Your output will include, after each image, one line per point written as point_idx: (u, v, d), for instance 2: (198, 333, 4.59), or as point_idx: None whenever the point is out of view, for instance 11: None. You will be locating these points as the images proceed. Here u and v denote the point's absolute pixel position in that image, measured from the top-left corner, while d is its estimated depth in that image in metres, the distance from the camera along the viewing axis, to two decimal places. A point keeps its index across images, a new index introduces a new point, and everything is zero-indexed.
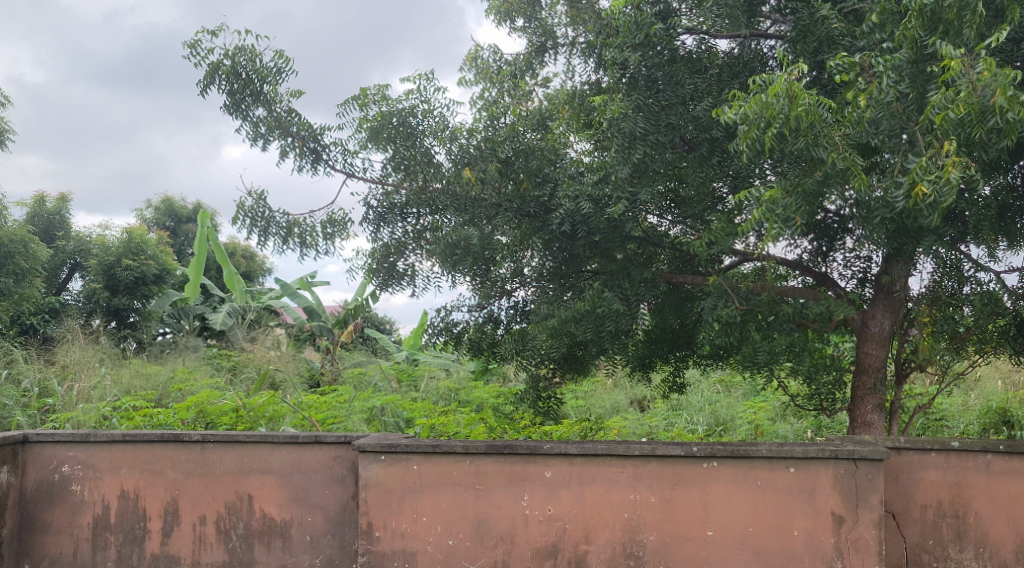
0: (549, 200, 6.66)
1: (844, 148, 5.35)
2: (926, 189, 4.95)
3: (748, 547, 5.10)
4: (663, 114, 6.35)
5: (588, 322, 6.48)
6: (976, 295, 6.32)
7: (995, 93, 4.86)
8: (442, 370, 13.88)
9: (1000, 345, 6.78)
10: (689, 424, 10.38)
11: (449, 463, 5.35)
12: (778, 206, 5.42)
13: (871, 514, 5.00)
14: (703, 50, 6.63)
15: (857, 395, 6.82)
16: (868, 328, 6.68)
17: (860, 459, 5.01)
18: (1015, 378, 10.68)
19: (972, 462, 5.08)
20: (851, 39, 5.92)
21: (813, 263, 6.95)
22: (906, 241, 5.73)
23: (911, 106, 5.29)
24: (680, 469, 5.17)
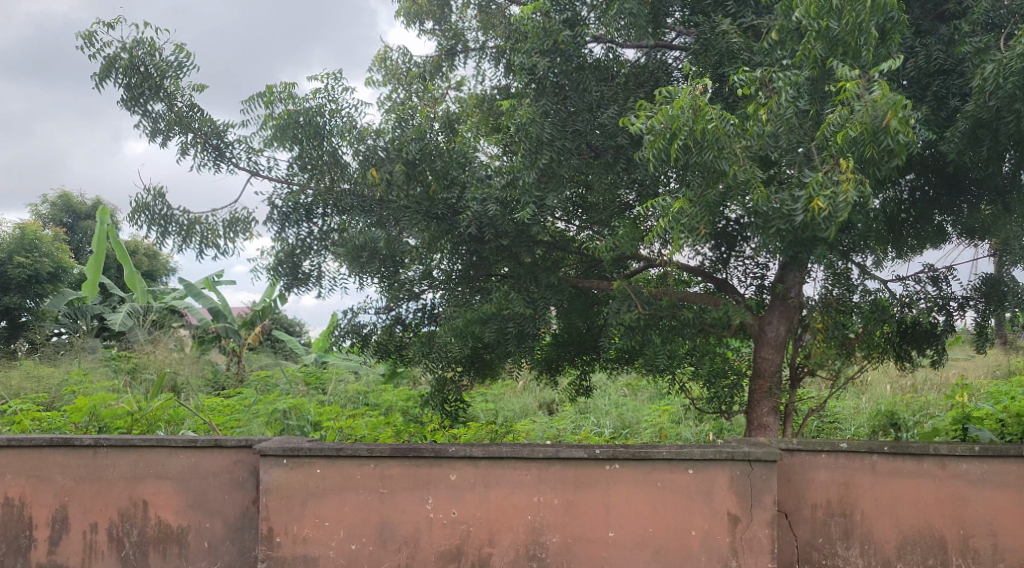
0: (457, 202, 6.61)
1: (745, 160, 5.49)
2: (822, 205, 5.18)
3: (648, 548, 5.21)
4: (570, 121, 6.49)
5: (495, 324, 6.53)
6: (865, 304, 6.57)
7: (886, 114, 5.13)
8: (351, 373, 13.79)
9: (885, 351, 7.08)
10: (596, 428, 10.55)
11: (353, 466, 5.32)
12: (685, 216, 5.55)
13: (765, 514, 5.16)
14: (610, 58, 6.75)
15: (754, 398, 7.04)
16: (765, 333, 6.91)
17: (755, 460, 5.17)
18: (903, 381, 11.24)
19: (860, 462, 5.29)
20: (749, 54, 6.10)
21: (714, 270, 7.13)
22: (801, 249, 5.90)
23: (808, 122, 5.56)
24: (582, 471, 5.25)
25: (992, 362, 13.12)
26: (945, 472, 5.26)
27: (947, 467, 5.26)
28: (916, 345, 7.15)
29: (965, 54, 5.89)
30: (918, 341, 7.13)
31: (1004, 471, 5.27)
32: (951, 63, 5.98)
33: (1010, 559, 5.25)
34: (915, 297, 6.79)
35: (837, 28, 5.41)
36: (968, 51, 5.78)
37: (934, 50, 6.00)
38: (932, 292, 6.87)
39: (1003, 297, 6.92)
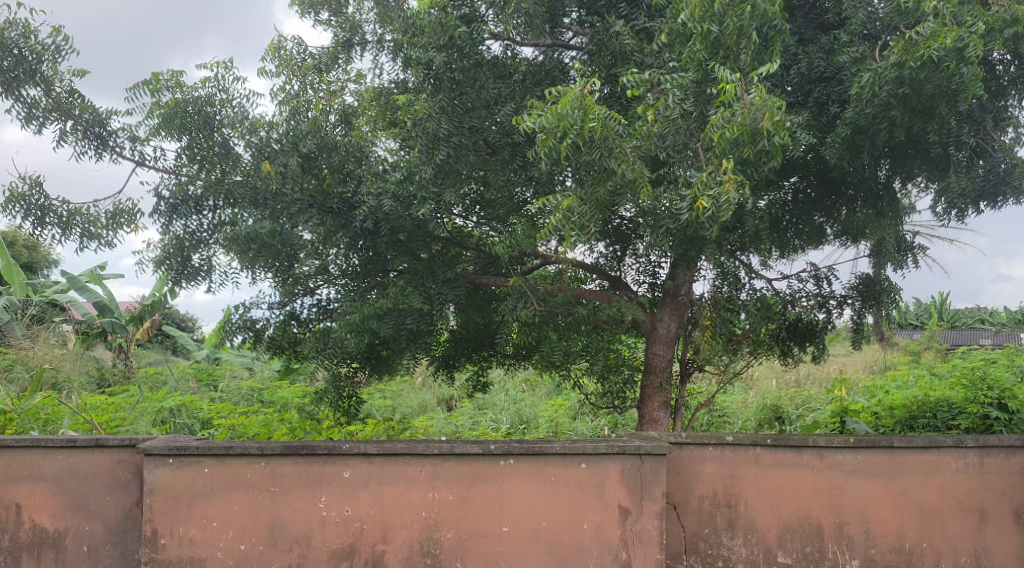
0: (352, 196, 6.54)
1: (634, 160, 5.58)
2: (706, 203, 5.32)
3: (541, 542, 5.26)
4: (467, 117, 6.50)
5: (391, 319, 6.46)
6: (751, 302, 6.91)
7: (763, 116, 5.33)
8: (245, 370, 13.50)
9: (770, 348, 7.34)
10: (492, 423, 10.63)
11: (243, 464, 5.20)
12: (574, 214, 5.66)
13: (654, 506, 5.27)
14: (507, 56, 6.78)
15: (645, 393, 7.19)
16: (657, 330, 7.06)
17: (645, 454, 5.28)
18: (788, 376, 11.67)
19: (744, 454, 5.47)
20: (642, 56, 6.20)
21: (609, 267, 7.29)
22: (691, 248, 6.05)
23: (693, 123, 5.68)
24: (477, 467, 5.26)
25: (869, 358, 13.79)
26: (823, 463, 5.48)
27: (825, 458, 5.48)
28: (797, 342, 7.37)
29: (844, 63, 6.14)
30: (799, 338, 7.34)
31: (876, 461, 5.50)
32: (831, 71, 6.21)
33: (880, 545, 5.48)
34: (798, 296, 7.07)
35: (718, 31, 5.58)
36: (847, 60, 6.05)
37: (816, 58, 6.23)
38: (813, 290, 7.15)
39: (879, 295, 7.24)
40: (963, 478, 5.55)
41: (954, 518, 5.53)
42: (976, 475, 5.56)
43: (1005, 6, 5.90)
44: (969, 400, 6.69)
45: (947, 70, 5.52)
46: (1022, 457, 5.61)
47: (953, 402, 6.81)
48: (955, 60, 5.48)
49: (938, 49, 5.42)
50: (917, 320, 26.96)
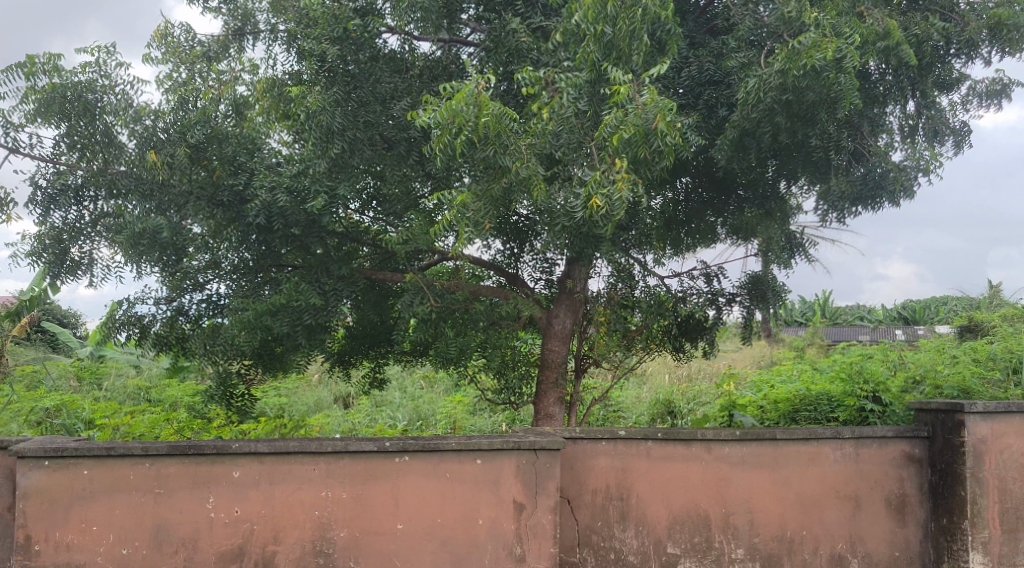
0: (244, 189, 6.37)
1: (528, 157, 5.64)
2: (600, 202, 5.40)
3: (435, 538, 5.22)
4: (361, 111, 6.39)
5: (285, 316, 6.31)
6: (645, 299, 6.99)
7: (655, 118, 5.44)
8: (131, 368, 13.05)
9: (662, 343, 7.50)
10: (390, 421, 10.58)
11: (125, 465, 5.02)
12: (469, 210, 5.66)
13: (548, 500, 5.30)
14: (405, 50, 6.74)
15: (541, 389, 7.23)
16: (552, 326, 7.11)
17: (539, 449, 5.30)
18: (680, 371, 11.98)
19: (636, 449, 5.57)
20: (537, 54, 6.29)
21: (506, 263, 7.32)
22: (587, 247, 6.13)
23: (587, 122, 5.80)
24: (371, 465, 5.20)
25: (758, 354, 14.30)
26: (711, 455, 5.64)
27: (712, 451, 5.65)
28: (689, 338, 7.52)
29: (732, 68, 6.31)
30: (692, 333, 7.50)
31: (760, 452, 5.70)
32: (720, 75, 6.38)
33: (764, 534, 5.66)
34: (689, 293, 7.26)
35: (611, 33, 5.67)
36: (735, 65, 6.21)
37: (705, 62, 6.40)
38: (704, 288, 7.35)
39: (766, 294, 7.49)
40: (840, 468, 5.78)
41: (832, 506, 5.75)
42: (851, 464, 5.80)
43: (880, 19, 6.19)
44: (847, 394, 6.90)
45: (826, 79, 5.74)
46: (895, 447, 5.87)
47: (832, 394, 7.01)
48: (834, 70, 5.72)
49: (820, 58, 5.63)
50: (802, 316, 28.04)
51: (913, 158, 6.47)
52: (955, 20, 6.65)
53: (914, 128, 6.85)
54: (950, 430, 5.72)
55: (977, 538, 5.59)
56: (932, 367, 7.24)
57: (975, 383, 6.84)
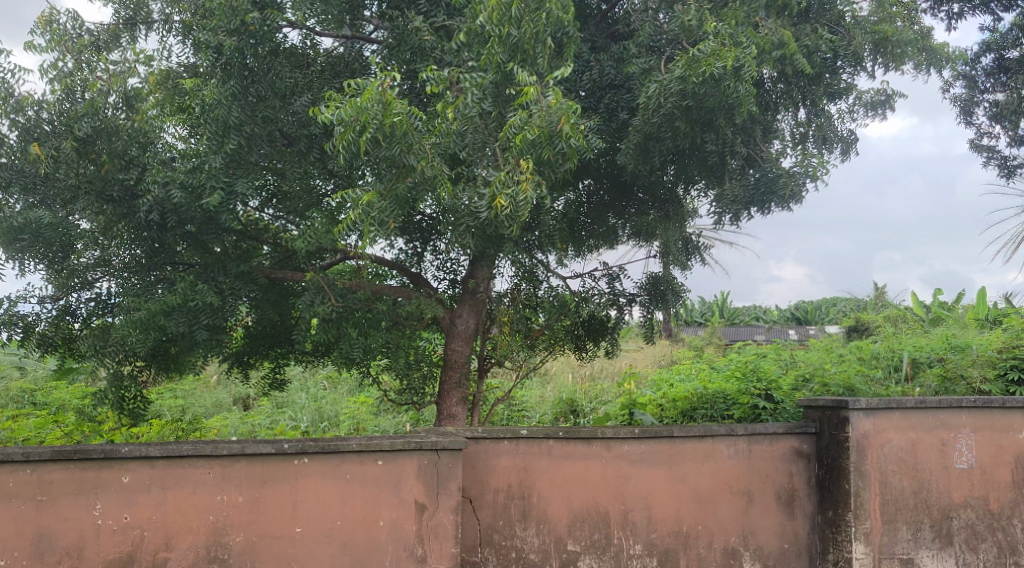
0: (136, 184, 6.18)
1: (432, 157, 5.62)
2: (505, 202, 5.42)
3: (335, 540, 5.09)
4: (259, 106, 6.26)
5: (180, 316, 6.11)
6: (548, 299, 7.04)
7: (560, 120, 5.49)
8: (16, 369, 12.47)
9: (565, 343, 7.55)
10: (291, 422, 10.43)
11: (4, 472, 4.70)
12: (374, 209, 5.57)
13: (450, 501, 5.26)
14: (307, 45, 6.65)
15: (443, 389, 7.22)
16: (455, 325, 7.14)
17: (441, 449, 5.26)
18: (582, 370, 12.14)
19: (537, 447, 5.61)
20: (441, 53, 6.27)
21: (409, 262, 7.24)
22: (491, 247, 6.13)
23: (493, 123, 5.82)
24: (269, 467, 5.04)
25: (659, 354, 14.60)
26: (611, 453, 5.72)
27: (612, 449, 5.73)
28: (591, 338, 7.65)
29: (632, 73, 6.42)
30: (594, 334, 7.64)
31: (658, 449, 5.81)
32: (620, 79, 6.48)
33: (661, 529, 5.77)
34: (591, 293, 7.31)
35: (516, 35, 5.67)
36: (636, 70, 6.32)
37: (606, 66, 6.50)
38: (605, 288, 7.44)
39: (664, 293, 7.61)
40: (733, 464, 5.95)
41: (725, 501, 5.91)
42: (744, 460, 5.97)
43: (774, 29, 6.37)
44: (741, 392, 7.12)
45: (726, 87, 5.89)
46: (785, 443, 6.07)
47: (727, 393, 7.18)
48: (733, 79, 5.86)
49: (718, 66, 5.77)
50: (701, 316, 28.75)
51: (802, 165, 6.69)
52: (842, 34, 6.91)
53: (804, 135, 7.07)
54: (836, 426, 5.94)
55: (860, 530, 5.79)
56: (821, 365, 7.52)
57: (860, 380, 7.13)
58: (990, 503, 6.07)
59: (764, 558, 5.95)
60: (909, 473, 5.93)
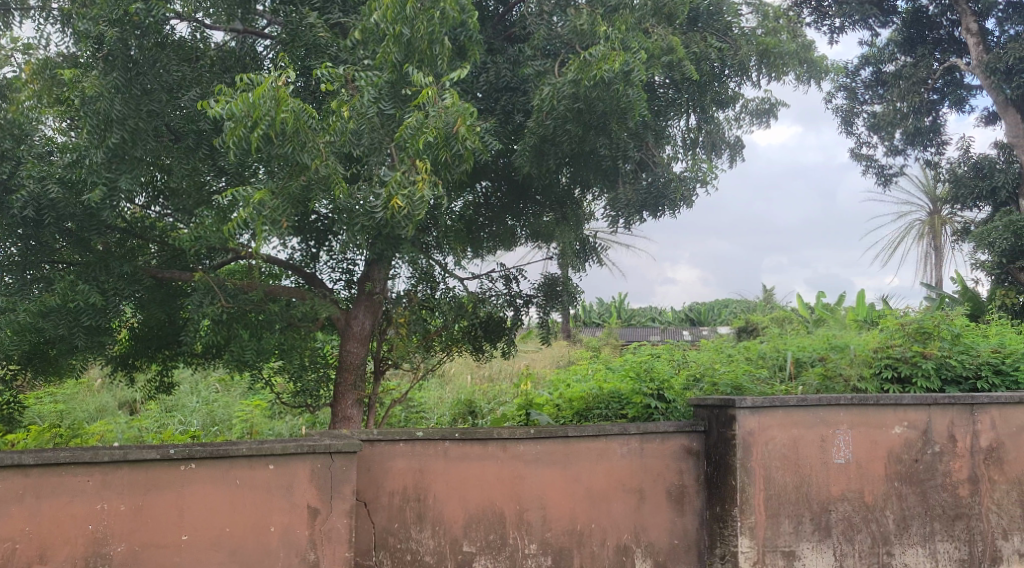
0: (8, 180, 5.91)
1: (327, 156, 5.58)
2: (401, 203, 5.39)
3: (224, 548, 4.91)
4: (145, 100, 6.05)
5: (59, 317, 5.87)
6: (446, 300, 6.99)
7: (456, 122, 5.52)
8: None
9: (462, 344, 7.55)
10: (181, 426, 10.12)
11: None
12: (266, 208, 5.44)
13: (344, 505, 5.15)
14: (195, 39, 6.48)
15: (339, 390, 7.13)
16: (351, 327, 7.07)
17: (335, 452, 5.15)
18: (481, 371, 12.17)
19: (433, 449, 5.60)
20: (335, 50, 6.19)
21: (303, 263, 7.09)
22: (387, 248, 6.10)
23: (389, 122, 5.77)
24: (153, 473, 4.84)
25: (556, 355, 14.77)
26: (506, 454, 5.76)
27: (507, 449, 5.76)
28: (488, 340, 7.67)
29: (528, 75, 6.48)
30: (491, 335, 7.66)
31: (552, 450, 5.88)
32: (516, 82, 6.54)
33: (555, 528, 5.84)
34: (488, 295, 7.32)
35: (409, 34, 5.67)
36: (531, 73, 6.37)
37: (503, 69, 6.54)
38: (502, 290, 7.46)
39: (560, 295, 7.69)
40: (626, 463, 6.07)
41: (618, 500, 6.02)
42: (636, 459, 6.09)
43: (663, 35, 6.56)
44: (635, 392, 7.22)
45: (615, 91, 6.02)
46: (676, 441, 6.21)
47: (621, 393, 7.30)
48: (622, 82, 6.01)
49: (608, 70, 5.91)
50: (598, 317, 29.22)
51: (691, 169, 6.94)
52: (730, 43, 7.12)
53: (694, 141, 7.26)
54: (724, 424, 6.12)
55: (745, 524, 5.97)
56: (711, 365, 7.73)
57: (747, 380, 7.39)
58: (865, 496, 6.35)
59: (655, 554, 6.09)
60: (791, 468, 6.16)
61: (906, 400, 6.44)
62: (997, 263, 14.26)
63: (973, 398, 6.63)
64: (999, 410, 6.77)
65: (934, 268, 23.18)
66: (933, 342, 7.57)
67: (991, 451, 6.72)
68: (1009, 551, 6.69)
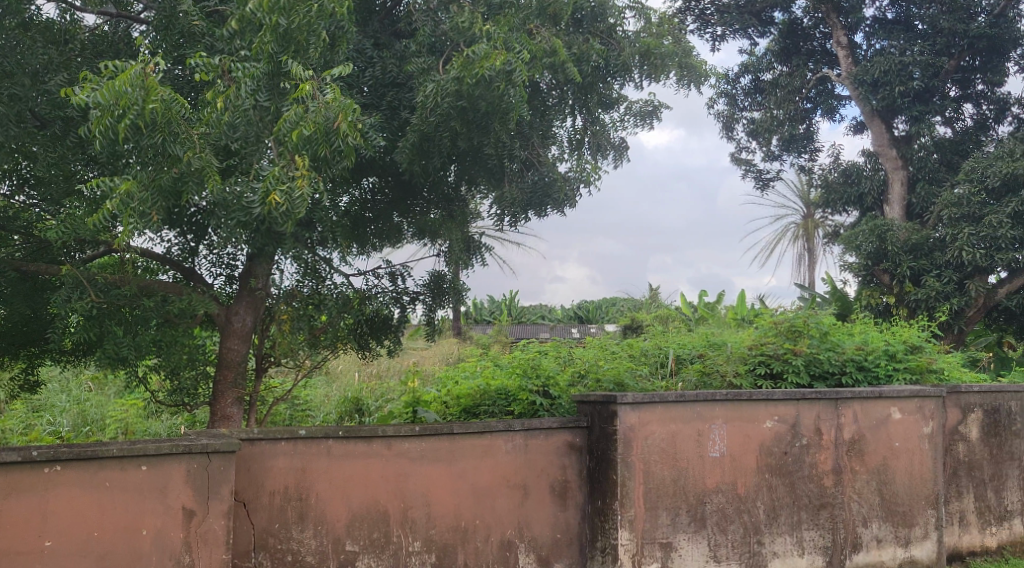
0: None
1: (200, 147, 5.44)
2: (279, 199, 5.31)
3: (91, 554, 4.61)
4: (5, 82, 5.71)
5: None
6: (332, 296, 6.85)
7: (337, 117, 5.44)
8: None
9: (348, 341, 7.45)
10: (50, 427, 9.68)
11: None
12: (134, 200, 5.30)
13: (222, 505, 4.94)
14: (66, 21, 6.30)
15: (218, 389, 6.96)
16: (231, 324, 6.89)
17: (213, 452, 4.92)
18: (368, 368, 12.09)
19: (315, 447, 5.54)
20: (211, 39, 6.06)
21: (182, 258, 6.88)
22: (269, 244, 6.00)
23: (268, 115, 5.68)
24: (13, 477, 4.48)
25: (445, 353, 14.81)
26: (391, 451, 5.74)
27: (392, 447, 5.74)
28: (375, 337, 7.65)
29: (413, 72, 6.49)
30: (377, 332, 7.63)
31: (437, 447, 5.89)
32: (403, 78, 6.54)
33: (439, 525, 5.85)
34: (374, 291, 7.27)
35: (287, 25, 5.58)
36: (415, 69, 6.39)
37: (389, 64, 6.53)
38: (388, 287, 7.43)
39: (446, 293, 7.71)
40: (510, 458, 6.13)
41: (502, 496, 6.08)
42: (520, 455, 6.16)
43: (547, 37, 6.66)
44: (521, 389, 7.32)
45: (496, 89, 6.10)
46: (558, 437, 6.31)
47: (508, 390, 7.36)
48: (503, 81, 6.09)
49: (489, 69, 5.98)
50: (489, 314, 29.38)
51: (577, 169, 7.12)
52: (612, 45, 7.32)
53: (581, 141, 7.37)
54: (605, 420, 6.25)
55: (625, 517, 6.11)
56: (595, 361, 7.83)
57: (629, 376, 7.57)
58: (738, 488, 6.60)
59: (538, 549, 6.18)
60: (669, 462, 6.34)
61: (776, 396, 6.73)
62: (864, 265, 15.00)
63: (837, 393, 6.99)
64: (861, 405, 7.15)
65: (807, 271, 24.29)
66: (803, 340, 7.90)
67: (853, 443, 7.08)
68: (868, 537, 7.07)
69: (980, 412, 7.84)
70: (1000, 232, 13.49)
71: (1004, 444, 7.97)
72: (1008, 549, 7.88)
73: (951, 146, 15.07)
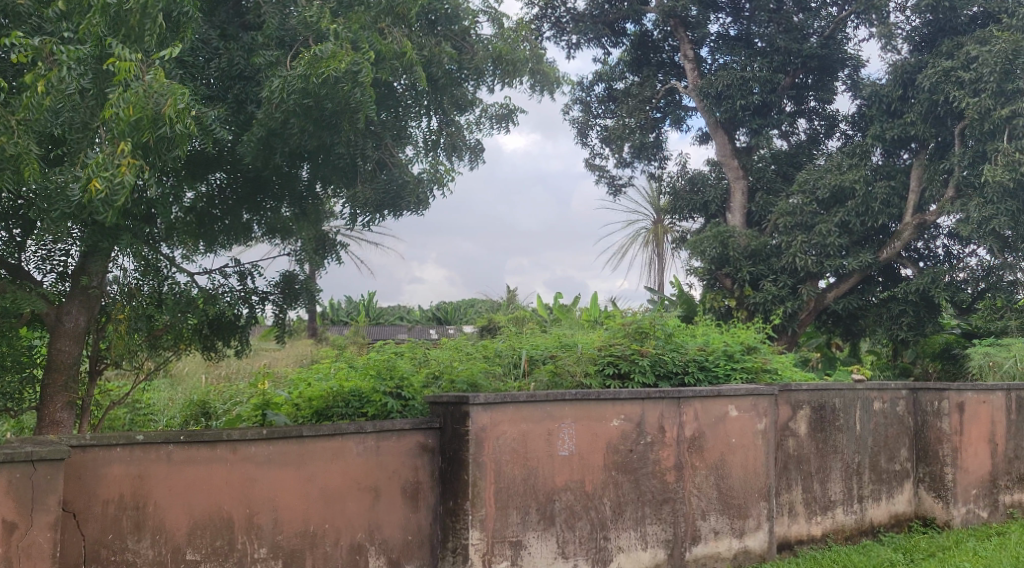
0: None
1: (19, 134, 5.16)
2: (100, 185, 5.06)
3: None
4: None
5: None
6: (171, 295, 6.61)
7: (166, 103, 5.26)
8: None
9: (191, 342, 7.20)
10: None
11: None
12: None
13: (47, 517, 4.65)
14: None
15: (47, 393, 6.55)
16: (62, 323, 6.55)
17: (37, 460, 4.62)
18: (214, 371, 11.71)
19: (154, 453, 5.32)
20: (39, 19, 5.74)
21: (7, 254, 6.44)
22: (103, 240, 5.82)
23: (91, 100, 5.42)
24: None
25: (298, 354, 14.52)
26: (235, 456, 5.57)
27: (237, 451, 5.58)
28: (221, 338, 7.39)
29: (260, 65, 6.33)
30: (223, 334, 7.37)
31: (286, 451, 5.76)
32: (250, 71, 6.35)
33: (286, 531, 5.73)
34: (221, 291, 7.02)
35: (116, 6, 5.34)
36: (263, 62, 6.25)
37: (235, 56, 6.34)
38: (236, 287, 7.21)
39: (297, 294, 7.53)
40: (361, 461, 6.06)
41: (352, 498, 6.01)
42: (372, 457, 6.10)
43: (398, 38, 6.66)
44: (373, 390, 7.24)
45: (341, 91, 6.06)
46: (411, 439, 6.27)
47: (360, 391, 7.22)
48: (349, 82, 6.07)
49: (336, 69, 5.92)
50: (344, 315, 28.97)
51: (430, 171, 7.10)
52: (465, 49, 7.42)
53: (435, 143, 7.37)
54: (458, 420, 6.26)
55: (475, 517, 6.16)
56: (449, 363, 7.79)
57: (482, 377, 7.64)
58: (585, 485, 6.76)
59: (388, 551, 6.13)
60: (519, 462, 6.43)
61: (622, 395, 6.94)
62: (708, 269, 15.60)
63: (679, 393, 7.27)
64: (701, 403, 7.47)
65: (655, 275, 25.22)
66: (649, 341, 8.23)
67: (693, 440, 7.38)
68: (706, 530, 7.38)
69: (807, 409, 8.31)
70: (829, 240, 14.52)
71: (828, 438, 8.48)
72: (831, 537, 8.38)
73: (787, 158, 16.14)
